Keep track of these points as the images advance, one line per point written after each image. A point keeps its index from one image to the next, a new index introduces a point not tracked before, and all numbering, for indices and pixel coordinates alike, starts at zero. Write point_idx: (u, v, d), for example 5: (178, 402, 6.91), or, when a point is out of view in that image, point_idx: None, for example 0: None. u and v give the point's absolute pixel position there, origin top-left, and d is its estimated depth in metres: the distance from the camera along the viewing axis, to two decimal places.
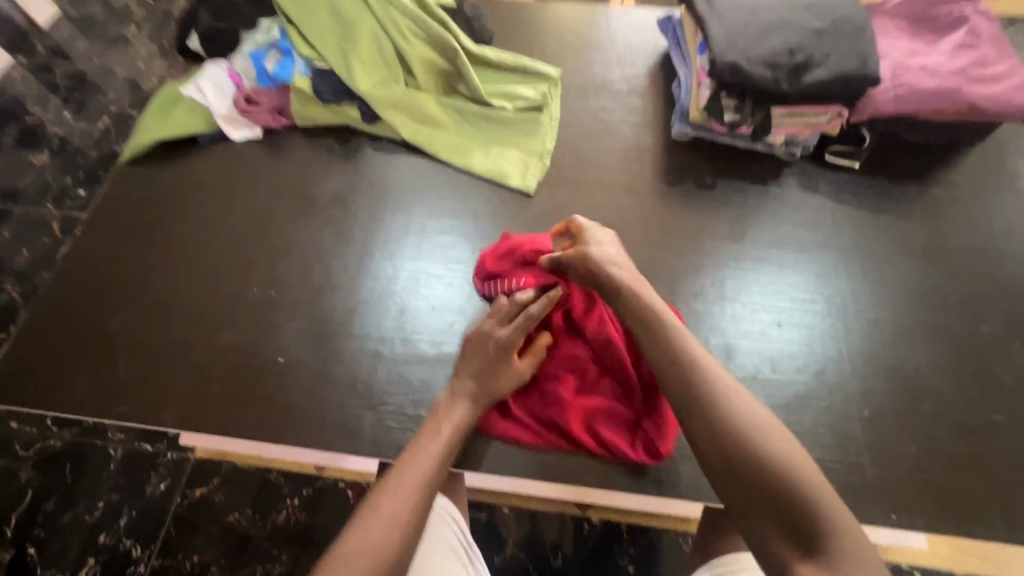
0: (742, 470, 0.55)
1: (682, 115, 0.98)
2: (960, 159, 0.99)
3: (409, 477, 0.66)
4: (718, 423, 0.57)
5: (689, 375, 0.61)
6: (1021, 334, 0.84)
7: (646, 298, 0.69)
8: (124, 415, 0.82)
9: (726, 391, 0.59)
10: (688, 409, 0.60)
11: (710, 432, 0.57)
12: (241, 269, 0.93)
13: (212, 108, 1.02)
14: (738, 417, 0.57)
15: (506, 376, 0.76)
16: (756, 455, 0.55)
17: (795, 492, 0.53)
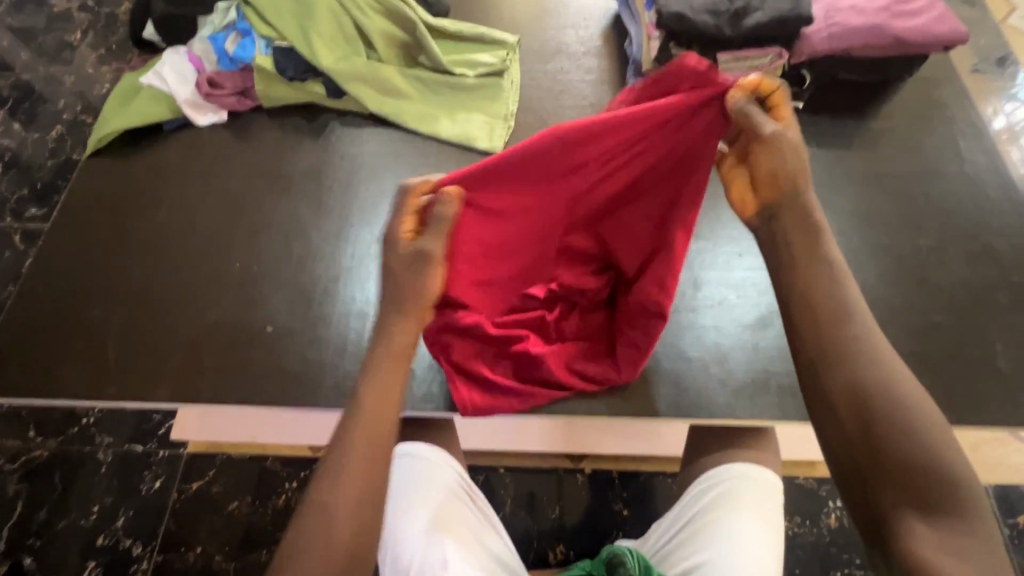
0: (879, 431, 0.51)
1: (635, 69, 1.04)
2: (893, 92, 1.07)
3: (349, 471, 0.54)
4: (856, 375, 0.53)
5: (825, 320, 0.56)
6: (956, 243, 0.92)
7: (810, 225, 0.60)
8: (118, 395, 0.84)
9: (865, 345, 0.55)
10: (817, 351, 0.55)
11: (842, 382, 0.54)
12: (221, 246, 0.95)
13: (176, 94, 1.03)
14: (877, 377, 0.53)
15: (407, 267, 0.64)
16: (894, 416, 0.51)
17: (935, 467, 0.50)
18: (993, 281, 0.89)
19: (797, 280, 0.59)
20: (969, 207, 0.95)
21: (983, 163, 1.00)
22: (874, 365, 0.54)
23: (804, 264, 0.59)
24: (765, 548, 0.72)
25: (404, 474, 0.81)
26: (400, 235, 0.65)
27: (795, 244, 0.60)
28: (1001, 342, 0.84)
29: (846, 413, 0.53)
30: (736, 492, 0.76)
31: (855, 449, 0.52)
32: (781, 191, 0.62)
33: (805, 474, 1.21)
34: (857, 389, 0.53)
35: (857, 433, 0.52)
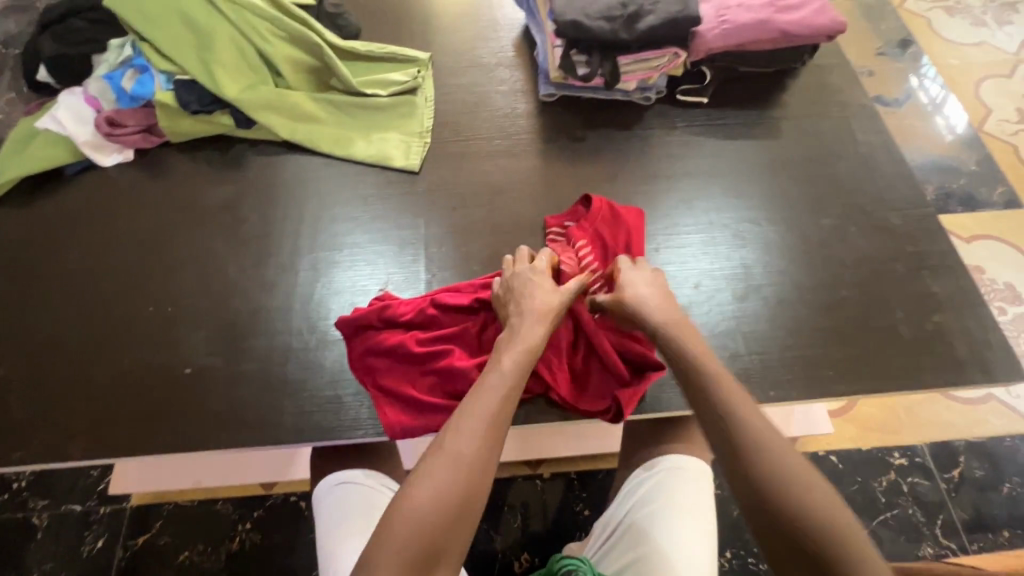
0: (778, 510, 0.57)
1: (545, 78, 1.08)
2: (789, 81, 1.13)
3: (468, 472, 0.60)
4: (744, 460, 0.60)
5: (718, 406, 0.64)
6: (856, 219, 0.97)
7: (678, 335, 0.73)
8: (30, 456, 0.80)
9: (748, 423, 0.62)
10: (715, 436, 0.63)
11: (742, 469, 0.60)
12: (134, 289, 0.91)
13: (73, 135, 0.98)
14: (765, 450, 0.60)
15: (549, 291, 0.78)
16: (782, 494, 0.57)
17: (814, 538, 0.54)
18: (890, 252, 0.94)
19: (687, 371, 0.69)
20: (865, 185, 1.01)
21: (876, 142, 1.06)
22: (761, 441, 0.60)
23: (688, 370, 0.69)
24: (698, 537, 0.74)
25: (341, 500, 0.79)
26: (543, 269, 0.81)
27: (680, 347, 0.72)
28: (901, 309, 0.89)
29: (738, 492, 0.59)
30: (676, 488, 0.78)
31: (760, 522, 0.57)
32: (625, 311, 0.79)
33: None
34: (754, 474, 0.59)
35: (750, 506, 0.58)
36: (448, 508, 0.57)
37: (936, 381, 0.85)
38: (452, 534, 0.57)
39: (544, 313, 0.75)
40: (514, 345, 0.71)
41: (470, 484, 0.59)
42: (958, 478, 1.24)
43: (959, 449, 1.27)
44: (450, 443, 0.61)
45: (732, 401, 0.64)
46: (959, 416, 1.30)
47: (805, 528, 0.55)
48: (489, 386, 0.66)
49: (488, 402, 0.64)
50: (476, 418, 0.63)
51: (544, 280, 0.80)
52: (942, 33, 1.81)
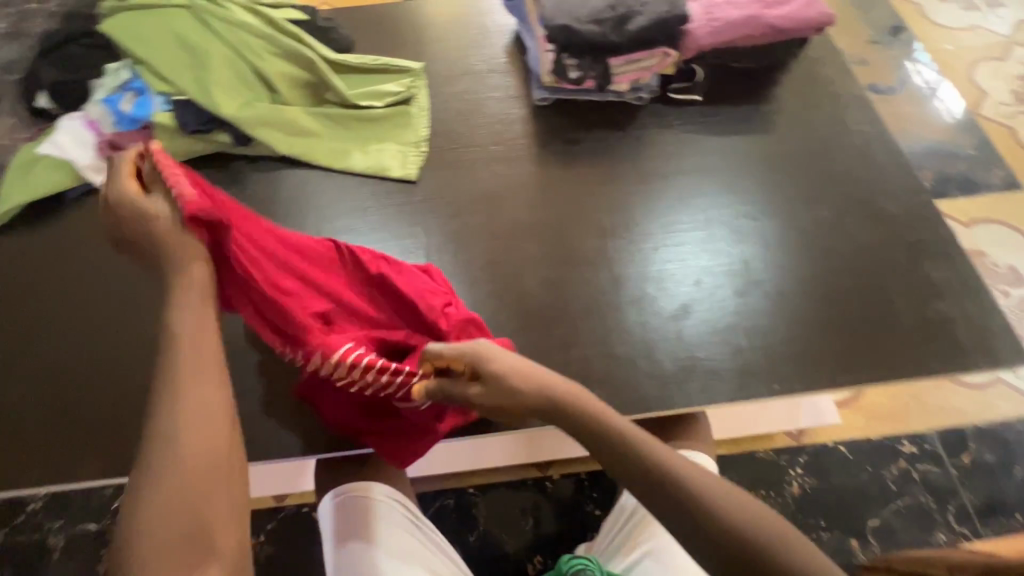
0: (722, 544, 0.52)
1: (538, 83, 1.09)
2: (781, 75, 1.14)
3: (196, 439, 0.51)
4: (671, 498, 0.54)
5: (618, 441, 0.57)
6: (853, 210, 0.98)
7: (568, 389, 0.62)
8: (45, 478, 0.81)
9: (656, 454, 0.56)
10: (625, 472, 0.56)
11: (671, 510, 0.54)
12: (140, 308, 0.93)
13: (75, 160, 1.00)
14: (679, 477, 0.54)
15: (168, 221, 0.63)
16: (716, 523, 0.52)
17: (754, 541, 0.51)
18: (889, 242, 0.95)
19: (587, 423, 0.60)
20: (861, 175, 1.01)
21: (870, 132, 1.07)
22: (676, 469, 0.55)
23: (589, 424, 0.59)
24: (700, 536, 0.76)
25: (346, 516, 0.79)
26: (133, 198, 0.63)
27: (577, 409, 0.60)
28: (902, 298, 0.90)
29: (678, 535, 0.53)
30: None
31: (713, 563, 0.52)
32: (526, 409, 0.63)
33: (764, 447, 1.25)
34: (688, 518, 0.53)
35: (686, 537, 0.53)
36: (189, 484, 0.49)
37: (939, 368, 0.85)
38: (214, 503, 0.49)
39: (187, 257, 0.62)
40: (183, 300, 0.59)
41: (211, 446, 0.51)
42: (968, 464, 1.24)
43: (968, 434, 1.27)
44: (165, 433, 0.51)
45: (634, 435, 0.58)
46: (967, 400, 1.30)
47: (739, 540, 0.52)
48: (170, 360, 0.55)
49: (181, 366, 0.54)
50: (186, 385, 0.53)
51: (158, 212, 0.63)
52: (935, 19, 1.81)
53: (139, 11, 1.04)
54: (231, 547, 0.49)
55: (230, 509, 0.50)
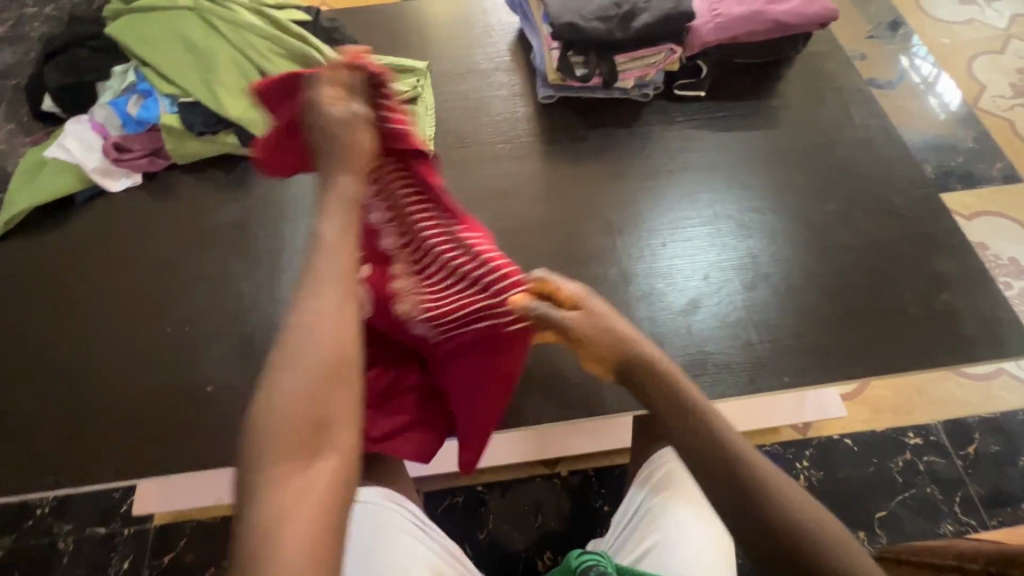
0: (775, 533, 0.52)
1: (544, 81, 1.09)
2: (784, 70, 1.14)
3: (325, 335, 0.52)
4: (732, 479, 0.55)
5: (694, 411, 0.60)
6: (859, 204, 0.98)
7: (650, 355, 0.66)
8: (60, 481, 0.81)
9: (728, 437, 0.57)
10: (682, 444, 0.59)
11: (727, 490, 0.55)
12: (151, 310, 0.93)
13: (82, 163, 1.00)
14: (748, 462, 0.56)
15: (340, 129, 0.67)
16: (773, 513, 0.53)
17: (796, 532, 0.52)
18: (895, 235, 0.95)
19: (660, 382, 0.64)
20: (866, 168, 1.02)
21: (874, 126, 1.08)
22: (743, 454, 0.56)
23: (653, 387, 0.64)
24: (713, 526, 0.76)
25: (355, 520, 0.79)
26: (344, 111, 0.68)
27: (649, 381, 0.65)
28: (909, 290, 0.90)
29: (730, 516, 0.55)
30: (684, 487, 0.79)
31: (761, 550, 0.53)
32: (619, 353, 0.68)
33: (771, 440, 1.26)
34: (744, 504, 0.54)
35: (740, 520, 0.54)
36: (318, 372, 0.50)
37: (948, 359, 0.85)
38: (339, 401, 0.50)
39: (349, 160, 0.66)
40: (331, 204, 0.61)
41: (340, 343, 0.52)
42: (973, 454, 1.25)
43: (973, 425, 1.28)
44: (300, 324, 0.52)
45: (709, 409, 0.61)
46: (971, 392, 1.31)
47: (793, 537, 0.52)
48: (316, 255, 0.57)
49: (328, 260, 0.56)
50: (320, 286, 0.54)
51: (335, 118, 0.68)
52: (933, 14, 1.82)
53: (144, 14, 1.04)
54: (344, 445, 0.50)
55: (351, 409, 0.51)
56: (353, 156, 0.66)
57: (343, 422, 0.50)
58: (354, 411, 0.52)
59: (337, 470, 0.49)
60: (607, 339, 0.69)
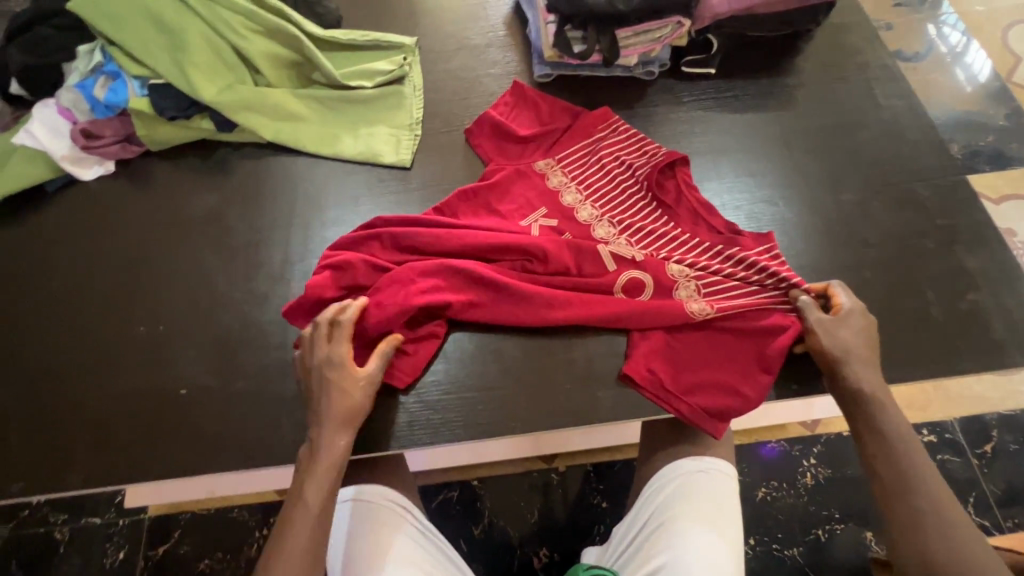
0: (939, 560, 0.60)
1: (539, 58, 1.01)
2: (803, 45, 1.05)
3: None
4: (914, 513, 0.63)
5: (896, 447, 0.66)
6: (881, 193, 0.91)
7: (875, 395, 0.70)
8: (32, 487, 0.78)
9: (926, 479, 0.64)
10: (868, 459, 0.68)
11: (908, 519, 0.63)
12: (124, 308, 0.88)
13: (49, 150, 0.94)
14: (938, 504, 0.63)
15: (353, 391, 0.70)
16: (947, 547, 0.61)
17: (957, 568, 0.60)
18: (920, 228, 0.88)
19: (862, 412, 0.69)
20: (890, 153, 0.94)
21: (901, 106, 0.99)
22: (932, 494, 0.64)
23: (857, 413, 0.70)
24: (724, 555, 0.71)
25: (349, 521, 0.74)
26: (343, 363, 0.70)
27: (858, 413, 0.70)
28: (932, 289, 0.83)
29: (900, 538, 0.63)
30: (689, 506, 0.74)
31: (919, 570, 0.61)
32: (831, 367, 0.72)
33: (777, 437, 1.21)
34: (921, 532, 0.62)
35: (913, 548, 0.62)
36: None
37: (971, 365, 0.79)
38: None
39: (347, 423, 0.69)
40: (315, 464, 0.67)
41: None
42: (991, 453, 1.19)
43: (992, 422, 1.21)
44: None
45: (905, 450, 0.66)
46: (991, 387, 1.24)
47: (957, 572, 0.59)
48: (299, 514, 0.65)
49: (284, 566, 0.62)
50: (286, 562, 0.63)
51: (346, 379, 0.70)
52: None
53: None
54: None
55: None
56: (348, 419, 0.69)
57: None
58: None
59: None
60: (862, 345, 0.72)
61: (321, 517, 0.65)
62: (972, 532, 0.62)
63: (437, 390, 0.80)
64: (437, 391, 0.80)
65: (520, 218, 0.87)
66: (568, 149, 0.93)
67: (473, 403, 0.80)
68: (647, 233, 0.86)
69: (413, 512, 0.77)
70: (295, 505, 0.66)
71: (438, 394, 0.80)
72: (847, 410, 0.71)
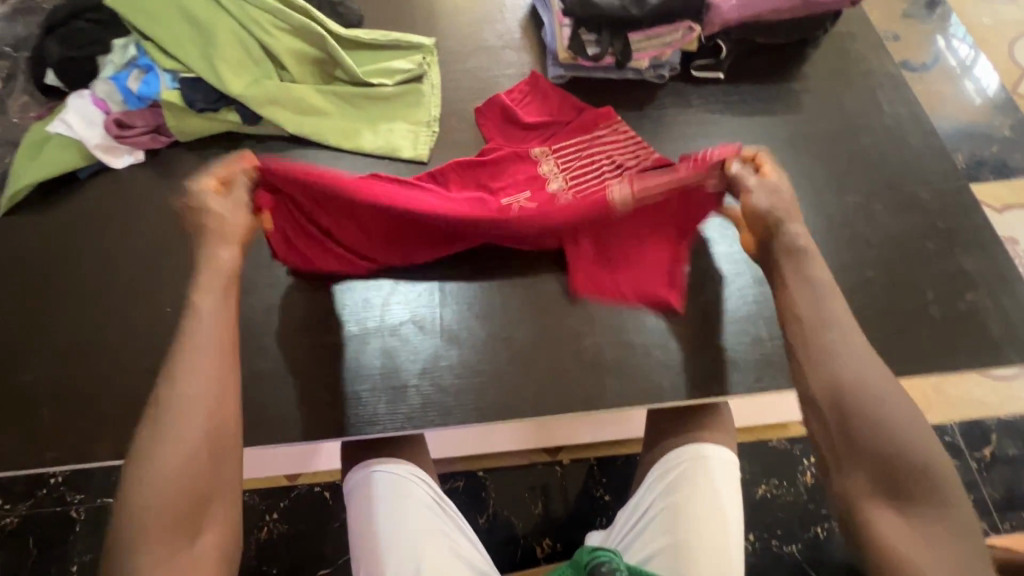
0: (856, 419, 0.55)
1: (554, 60, 1.04)
2: (809, 52, 1.08)
3: (190, 426, 0.56)
4: (835, 372, 0.57)
5: (816, 306, 0.62)
6: (883, 196, 0.93)
7: (807, 250, 0.66)
8: (62, 458, 0.82)
9: (850, 342, 0.60)
10: (786, 314, 0.63)
11: (824, 380, 0.58)
12: (151, 290, 0.92)
13: (84, 139, 0.98)
14: (861, 363, 0.58)
15: (222, 210, 0.69)
16: (868, 404, 0.56)
17: (874, 428, 0.55)
18: (920, 230, 0.90)
19: (792, 265, 0.65)
20: (892, 159, 0.97)
21: (904, 113, 1.01)
22: (856, 356, 0.58)
23: (789, 268, 0.65)
24: (727, 539, 0.74)
25: (372, 494, 0.77)
26: (206, 192, 0.69)
27: (786, 273, 0.65)
28: (932, 290, 0.86)
29: (817, 398, 0.57)
30: (698, 488, 0.76)
31: (834, 428, 0.56)
32: (766, 226, 0.68)
33: (778, 436, 1.23)
34: (837, 389, 0.57)
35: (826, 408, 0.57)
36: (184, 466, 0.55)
37: (967, 363, 0.82)
38: (221, 482, 0.57)
39: (221, 236, 0.67)
40: (201, 279, 0.64)
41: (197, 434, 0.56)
42: (989, 456, 1.21)
43: (991, 426, 1.23)
44: (167, 399, 0.57)
45: (829, 308, 0.62)
46: (991, 393, 1.26)
47: (873, 428, 0.55)
48: (192, 331, 0.61)
49: (197, 379, 0.58)
50: (185, 378, 0.58)
51: (211, 201, 0.69)
52: None
53: None
54: (220, 524, 0.56)
55: (228, 502, 0.57)
56: (220, 234, 0.68)
57: (224, 506, 0.57)
58: (236, 491, 0.58)
59: (219, 553, 0.55)
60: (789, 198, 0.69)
61: (223, 325, 0.62)
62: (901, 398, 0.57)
63: (450, 372, 0.84)
64: (451, 374, 0.84)
65: (504, 197, 0.93)
66: (565, 143, 0.98)
67: (488, 389, 0.83)
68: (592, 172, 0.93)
69: (433, 488, 0.79)
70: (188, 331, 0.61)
71: (451, 377, 0.84)
72: (776, 264, 0.66)
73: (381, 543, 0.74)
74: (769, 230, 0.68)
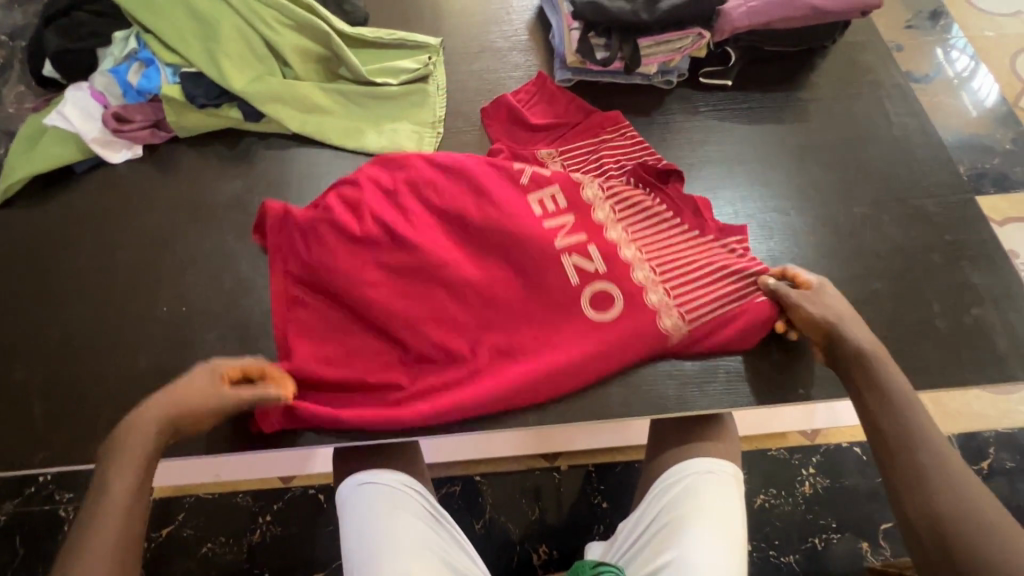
0: (952, 537, 0.57)
1: (561, 63, 1.04)
2: (817, 61, 1.08)
3: None
4: (926, 497, 0.60)
5: (898, 420, 0.66)
6: (890, 208, 0.93)
7: (873, 355, 0.71)
8: (53, 459, 0.80)
9: (941, 458, 0.62)
10: (871, 421, 0.67)
11: (918, 503, 0.60)
12: (147, 288, 0.90)
13: (81, 133, 0.96)
14: (948, 475, 0.61)
15: (209, 403, 0.69)
16: (964, 522, 0.58)
17: (972, 546, 0.56)
18: (927, 242, 0.90)
19: (866, 382, 0.69)
20: (900, 170, 0.96)
21: (911, 124, 1.01)
22: (948, 474, 0.61)
23: (859, 374, 0.70)
24: (729, 555, 0.72)
25: (365, 504, 0.75)
26: (219, 383, 0.70)
27: (857, 376, 0.70)
28: (938, 302, 0.86)
29: (911, 517, 0.60)
30: (699, 503, 0.75)
31: (932, 548, 0.58)
32: (827, 335, 0.74)
33: (777, 445, 1.22)
34: (930, 509, 0.59)
35: (920, 525, 0.59)
36: None
37: (972, 376, 0.81)
38: None
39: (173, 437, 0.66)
40: (130, 446, 0.64)
41: None
42: (987, 469, 1.21)
43: (988, 439, 1.23)
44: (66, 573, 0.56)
45: (912, 420, 0.65)
46: (990, 405, 1.26)
47: (971, 544, 0.56)
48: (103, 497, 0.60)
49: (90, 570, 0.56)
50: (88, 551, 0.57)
51: (215, 391, 0.69)
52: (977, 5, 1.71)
53: None
54: None
55: None
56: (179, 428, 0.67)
57: None
58: None
59: None
60: (843, 308, 0.76)
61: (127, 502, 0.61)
62: (1003, 516, 0.58)
63: None
64: None
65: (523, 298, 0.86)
66: (573, 143, 0.96)
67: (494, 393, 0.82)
68: (658, 252, 0.86)
69: (428, 498, 0.78)
70: (94, 508, 0.60)
71: None
72: (847, 371, 0.72)
73: (373, 556, 0.72)
74: (829, 334, 0.74)
